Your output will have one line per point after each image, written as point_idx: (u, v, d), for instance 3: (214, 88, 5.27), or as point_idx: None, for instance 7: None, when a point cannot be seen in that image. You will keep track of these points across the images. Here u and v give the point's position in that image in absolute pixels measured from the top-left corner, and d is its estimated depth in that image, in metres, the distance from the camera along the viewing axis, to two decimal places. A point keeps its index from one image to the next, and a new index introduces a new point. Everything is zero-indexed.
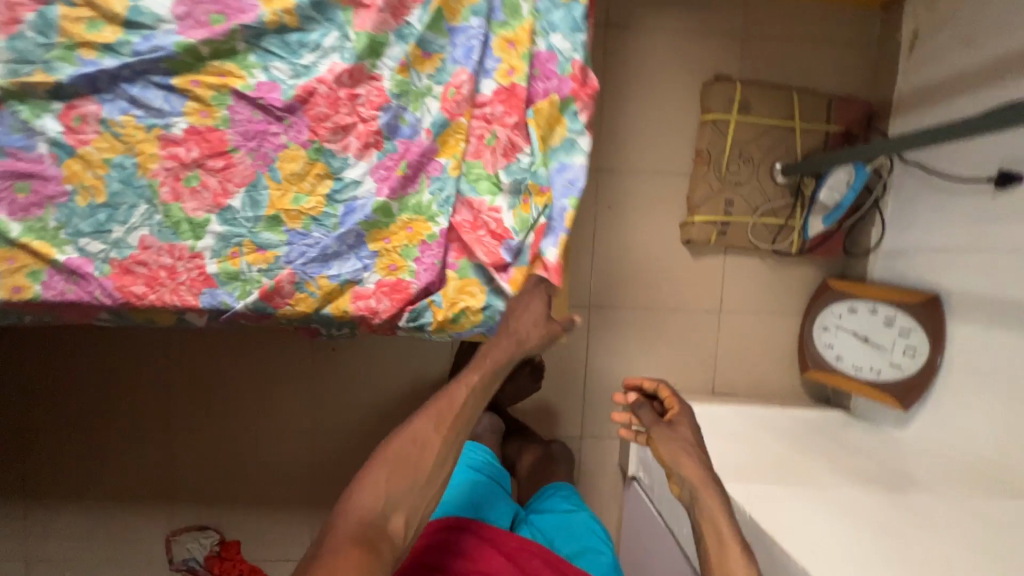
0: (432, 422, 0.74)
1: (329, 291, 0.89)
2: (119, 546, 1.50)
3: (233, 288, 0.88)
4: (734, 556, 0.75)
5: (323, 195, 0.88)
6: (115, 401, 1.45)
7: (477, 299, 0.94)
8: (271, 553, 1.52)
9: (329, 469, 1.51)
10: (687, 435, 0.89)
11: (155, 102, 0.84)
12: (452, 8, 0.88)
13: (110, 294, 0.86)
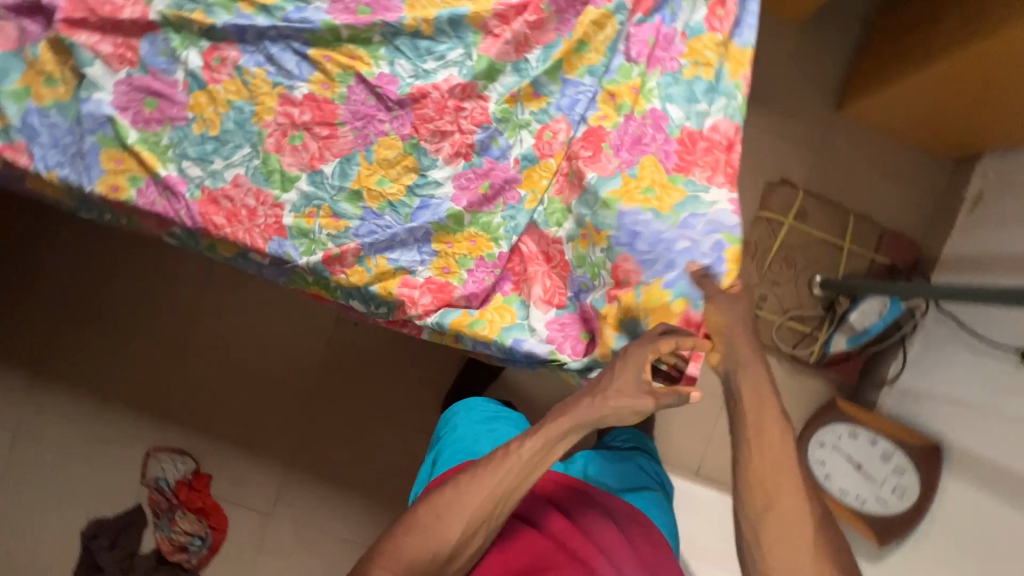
0: (465, 495, 0.75)
1: (384, 272, 0.95)
2: (97, 447, 1.52)
3: (300, 243, 0.94)
4: (770, 414, 0.73)
5: (406, 186, 0.95)
6: (148, 310, 1.54)
7: (503, 319, 0.97)
8: (237, 495, 1.54)
9: (318, 431, 1.56)
10: (742, 315, 0.83)
11: (288, 64, 0.93)
12: (572, 63, 0.95)
13: (193, 216, 0.94)
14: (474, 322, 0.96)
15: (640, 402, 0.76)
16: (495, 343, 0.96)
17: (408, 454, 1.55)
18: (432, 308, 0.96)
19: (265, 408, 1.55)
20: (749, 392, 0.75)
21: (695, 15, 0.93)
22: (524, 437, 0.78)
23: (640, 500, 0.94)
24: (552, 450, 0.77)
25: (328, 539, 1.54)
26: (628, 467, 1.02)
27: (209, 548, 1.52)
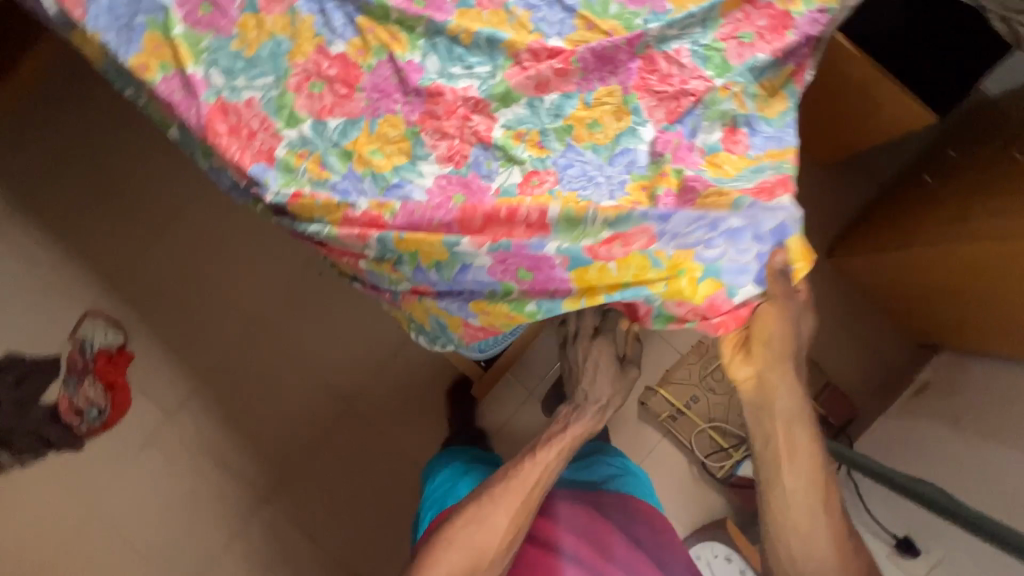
0: (504, 502, 0.90)
1: (329, 204, 0.99)
2: (45, 289, 1.59)
3: (280, 176, 1.01)
4: (801, 440, 0.91)
5: (394, 164, 1.01)
6: (143, 186, 1.61)
7: (439, 249, 0.94)
8: (149, 384, 1.59)
9: (245, 358, 1.59)
10: (796, 329, 0.91)
11: (334, 24, 1.03)
12: (581, 135, 0.99)
13: (199, 119, 1.02)
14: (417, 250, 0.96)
15: (623, 381, 1.01)
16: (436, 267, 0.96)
17: (318, 412, 1.59)
18: (372, 233, 0.97)
19: (208, 316, 1.59)
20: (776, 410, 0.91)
21: (713, 135, 0.98)
22: (545, 445, 0.95)
23: (623, 484, 1.11)
24: (564, 454, 0.95)
25: (216, 456, 1.59)
26: (597, 463, 1.15)
27: (101, 423, 1.57)
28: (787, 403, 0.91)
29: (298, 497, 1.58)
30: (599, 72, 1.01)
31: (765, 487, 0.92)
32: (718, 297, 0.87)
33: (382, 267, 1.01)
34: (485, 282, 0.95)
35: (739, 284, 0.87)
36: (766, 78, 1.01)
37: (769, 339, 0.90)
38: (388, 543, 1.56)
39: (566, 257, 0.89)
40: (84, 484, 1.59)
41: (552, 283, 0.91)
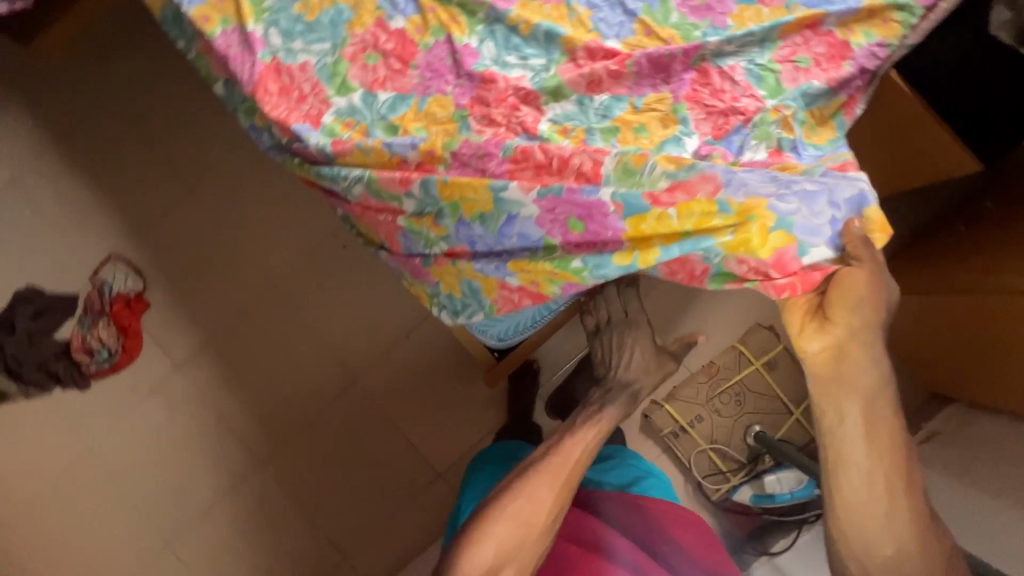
0: (553, 474, 0.94)
1: (380, 154, 1.00)
2: (72, 228, 1.61)
3: (323, 139, 1.02)
4: (883, 412, 0.83)
5: (444, 142, 0.98)
6: (179, 138, 1.62)
7: (482, 195, 0.94)
8: (161, 334, 1.61)
9: (257, 320, 1.60)
10: (879, 294, 0.83)
11: (397, 2, 1.05)
12: (627, 138, 0.98)
13: (252, 77, 1.04)
14: (460, 197, 0.96)
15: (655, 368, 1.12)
16: (478, 220, 0.96)
17: (323, 381, 1.59)
18: (415, 176, 0.97)
19: (226, 274, 1.60)
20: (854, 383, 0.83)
21: (760, 153, 0.98)
22: (587, 423, 1.03)
23: (652, 484, 1.16)
24: (602, 433, 1.02)
25: (217, 413, 1.60)
26: (623, 464, 1.20)
27: (110, 366, 1.58)
28: (868, 376, 0.83)
29: (295, 462, 1.60)
30: (652, 78, 1.01)
31: (834, 465, 0.83)
32: (787, 253, 0.83)
33: (421, 221, 1.01)
34: (529, 234, 0.94)
35: (812, 242, 0.83)
36: (814, 106, 1.01)
37: (852, 306, 0.82)
38: (377, 518, 1.58)
39: (621, 204, 0.88)
40: (86, 423, 1.60)
41: (604, 233, 0.89)
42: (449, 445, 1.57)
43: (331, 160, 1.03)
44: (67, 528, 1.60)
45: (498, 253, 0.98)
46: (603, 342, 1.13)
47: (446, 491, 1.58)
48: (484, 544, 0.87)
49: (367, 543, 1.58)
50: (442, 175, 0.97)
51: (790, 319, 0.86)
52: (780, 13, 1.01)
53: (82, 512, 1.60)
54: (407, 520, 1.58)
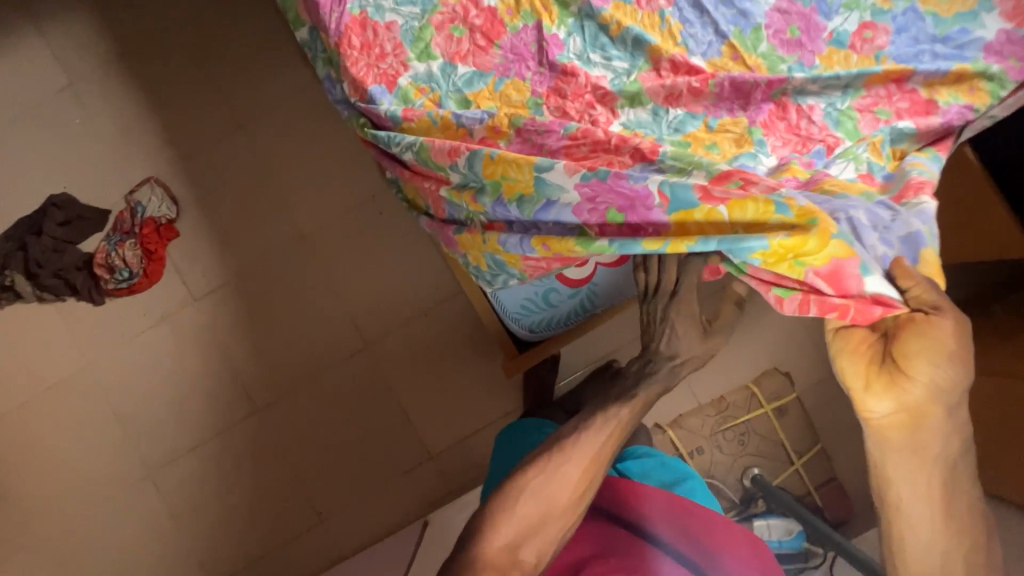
0: (575, 462, 0.85)
1: (446, 124, 0.99)
2: (117, 145, 1.61)
3: (395, 102, 1.03)
4: (960, 485, 0.70)
5: (512, 120, 0.97)
6: (236, 74, 1.61)
7: (524, 176, 0.91)
8: (184, 265, 1.60)
9: (281, 269, 1.60)
10: (965, 342, 0.68)
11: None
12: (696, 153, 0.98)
13: (338, 28, 1.05)
14: (502, 172, 0.93)
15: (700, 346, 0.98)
16: (516, 204, 0.93)
17: (334, 342, 1.59)
18: (464, 149, 0.96)
19: (259, 217, 1.60)
20: (931, 452, 0.69)
21: (847, 172, 0.95)
22: (617, 406, 0.93)
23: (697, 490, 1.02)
24: (638, 409, 0.93)
25: (223, 353, 1.59)
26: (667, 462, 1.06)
27: (128, 287, 1.58)
28: (948, 443, 0.69)
29: (290, 418, 1.59)
30: (730, 102, 1.00)
31: (895, 542, 0.72)
32: (847, 266, 0.73)
33: (460, 193, 0.99)
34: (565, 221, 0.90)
35: (873, 265, 0.74)
36: (896, 145, 0.98)
37: (935, 359, 0.68)
38: (360, 488, 1.57)
39: (667, 195, 0.81)
40: (92, 338, 1.60)
41: (645, 222, 0.83)
42: (446, 427, 1.57)
43: (396, 124, 1.02)
44: (54, 438, 1.60)
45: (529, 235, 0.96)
46: (648, 310, 0.97)
47: (433, 473, 1.57)
48: (505, 523, 0.81)
49: (346, 511, 1.57)
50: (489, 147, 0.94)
51: (852, 369, 0.73)
52: (868, 63, 1.01)
53: (72, 425, 1.60)
54: (390, 494, 1.57)
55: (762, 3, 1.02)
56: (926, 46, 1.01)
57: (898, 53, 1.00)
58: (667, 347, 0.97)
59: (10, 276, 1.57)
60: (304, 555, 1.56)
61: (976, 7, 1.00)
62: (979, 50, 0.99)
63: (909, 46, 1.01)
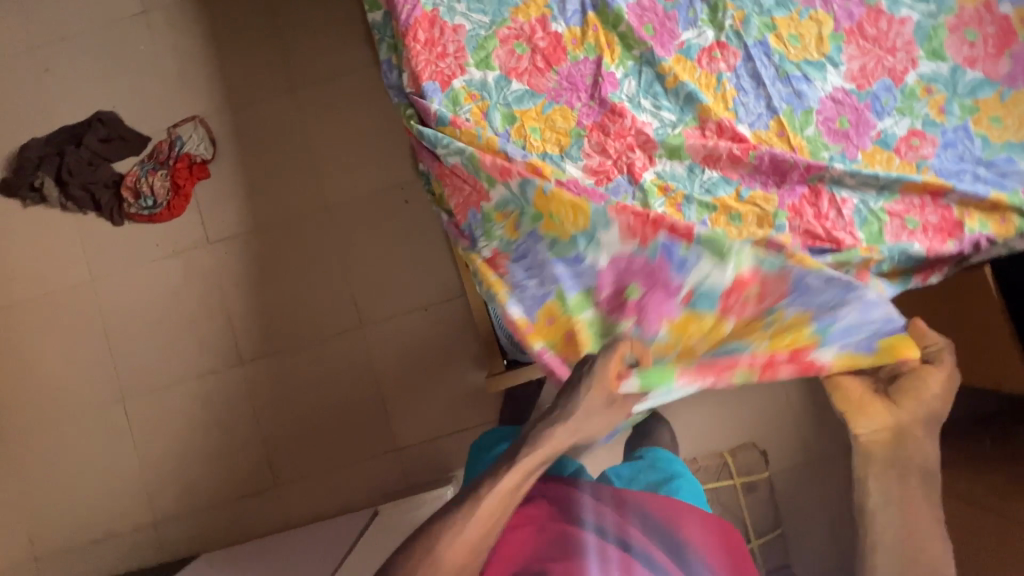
0: (452, 549, 0.82)
1: (491, 146, 1.02)
2: (173, 77, 1.65)
3: (444, 102, 1.05)
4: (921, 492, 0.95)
5: (553, 168, 1.01)
6: (301, 36, 1.64)
7: (575, 225, 0.99)
8: (207, 206, 1.63)
9: (298, 232, 1.62)
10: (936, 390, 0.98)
11: (565, 8, 1.06)
12: (717, 219, 1.01)
13: (408, 18, 1.08)
14: (548, 209, 0.99)
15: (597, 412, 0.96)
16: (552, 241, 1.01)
17: (332, 315, 1.61)
18: (516, 172, 0.99)
19: (290, 177, 1.63)
20: (905, 466, 0.96)
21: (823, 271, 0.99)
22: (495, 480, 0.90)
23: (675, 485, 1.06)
24: (510, 493, 0.89)
25: (223, 299, 1.62)
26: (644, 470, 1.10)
27: (149, 215, 1.61)
28: (920, 457, 0.97)
29: (272, 378, 1.60)
30: (766, 176, 1.02)
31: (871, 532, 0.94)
32: (807, 350, 0.97)
33: (500, 215, 1.04)
34: (586, 276, 1.00)
35: (829, 343, 0.97)
36: (901, 263, 1.02)
37: (919, 395, 0.97)
38: (321, 460, 1.58)
39: (691, 291, 0.97)
40: (104, 257, 1.63)
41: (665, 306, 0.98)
42: (418, 422, 1.57)
43: (441, 125, 1.04)
44: (44, 344, 1.62)
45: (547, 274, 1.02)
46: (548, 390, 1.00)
47: (394, 463, 1.57)
48: None
49: (305, 481, 1.58)
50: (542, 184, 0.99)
51: (848, 398, 0.99)
52: (909, 170, 1.02)
53: (63, 336, 1.62)
54: (348, 473, 1.58)
55: (819, 88, 1.03)
56: (968, 167, 1.02)
57: (940, 166, 1.02)
58: (559, 413, 0.95)
59: (40, 179, 1.60)
60: (255, 515, 1.57)
61: None
62: (1021, 181, 1.00)
63: (953, 162, 1.02)
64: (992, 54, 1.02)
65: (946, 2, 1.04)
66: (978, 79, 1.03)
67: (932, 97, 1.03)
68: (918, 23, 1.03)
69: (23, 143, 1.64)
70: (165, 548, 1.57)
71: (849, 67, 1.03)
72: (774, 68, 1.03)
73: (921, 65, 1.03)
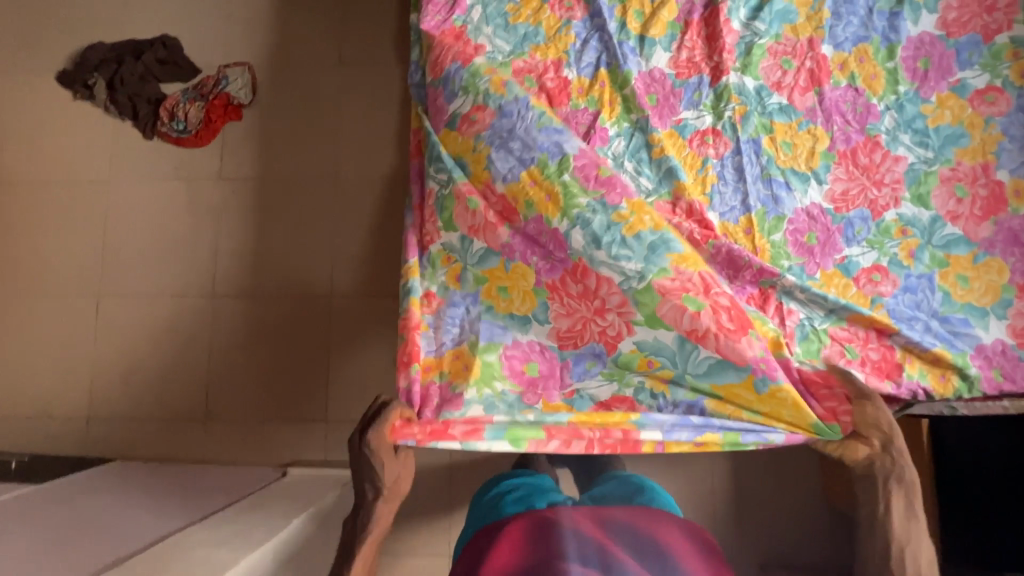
0: None
1: (480, 160, 1.05)
2: (238, 23, 1.77)
3: (467, 75, 1.08)
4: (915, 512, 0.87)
5: (525, 201, 1.02)
6: (361, 19, 1.74)
7: (519, 305, 1.04)
8: (229, 145, 1.73)
9: (302, 192, 1.70)
10: (885, 419, 0.90)
11: (583, 57, 1.11)
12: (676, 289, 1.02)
13: (438, 26, 1.15)
14: (502, 283, 1.05)
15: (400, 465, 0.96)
16: (493, 312, 1.05)
17: (307, 277, 1.67)
18: (484, 239, 1.05)
19: (311, 141, 1.72)
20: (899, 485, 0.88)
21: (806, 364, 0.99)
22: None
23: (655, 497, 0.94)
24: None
25: (216, 232, 1.71)
26: (626, 486, 0.99)
27: (177, 138, 1.72)
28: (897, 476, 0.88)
29: (236, 318, 1.67)
30: (719, 268, 1.03)
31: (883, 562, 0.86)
32: (632, 434, 0.96)
33: (446, 257, 1.09)
34: (500, 336, 1.04)
35: (650, 425, 0.96)
36: None
37: (866, 423, 0.91)
38: (254, 407, 1.64)
39: (573, 393, 1.01)
40: (126, 164, 1.75)
41: (552, 389, 1.02)
42: (353, 400, 1.62)
43: (449, 126, 1.09)
44: (48, 224, 1.74)
45: (473, 329, 1.05)
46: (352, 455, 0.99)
47: (320, 431, 1.61)
48: None
49: (231, 423, 1.64)
50: (505, 258, 1.05)
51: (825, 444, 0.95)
52: (862, 301, 1.02)
53: (67, 223, 1.74)
54: (274, 427, 1.62)
55: (797, 199, 1.05)
56: (922, 316, 1.01)
57: (894, 307, 1.02)
58: (365, 489, 0.95)
59: (95, 79, 1.74)
60: (177, 439, 1.63)
61: (988, 307, 1.00)
62: (969, 345, 0.99)
63: (908, 307, 1.02)
64: (977, 215, 1.03)
65: (945, 153, 1.05)
66: (956, 235, 1.03)
67: (904, 239, 1.03)
68: (911, 165, 1.05)
69: (91, 43, 1.78)
70: (89, 443, 1.64)
71: (831, 188, 1.05)
72: (759, 167, 1.06)
73: (903, 206, 1.04)
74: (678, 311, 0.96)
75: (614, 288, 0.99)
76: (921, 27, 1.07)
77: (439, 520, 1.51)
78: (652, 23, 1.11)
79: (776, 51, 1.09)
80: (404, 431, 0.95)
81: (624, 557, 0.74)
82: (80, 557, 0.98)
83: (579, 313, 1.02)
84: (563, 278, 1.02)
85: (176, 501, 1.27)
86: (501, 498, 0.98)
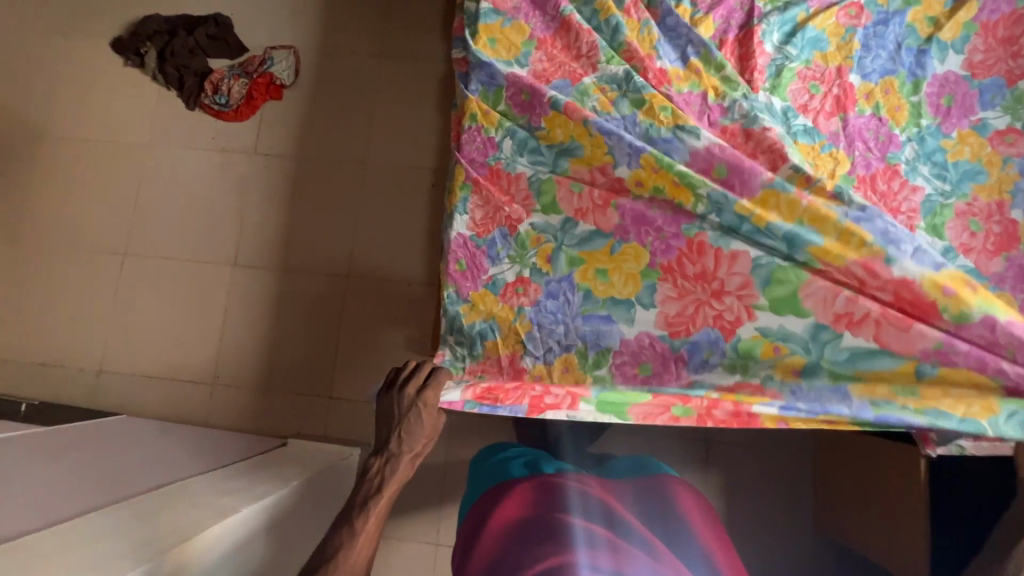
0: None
1: (598, 143, 1.09)
2: (287, 9, 1.85)
3: (576, 91, 1.13)
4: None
5: (654, 185, 1.07)
6: (404, 16, 1.81)
7: (621, 288, 1.09)
8: (266, 122, 1.79)
9: (331, 174, 1.76)
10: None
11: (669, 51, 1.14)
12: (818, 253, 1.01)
13: (543, 30, 1.17)
14: (603, 267, 1.10)
15: (434, 420, 1.06)
16: (594, 299, 1.10)
17: (327, 256, 1.71)
18: (591, 220, 1.11)
19: (345, 126, 1.78)
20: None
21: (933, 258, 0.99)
22: (360, 518, 0.92)
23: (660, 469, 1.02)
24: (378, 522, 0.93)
25: (245, 204, 1.76)
26: (631, 466, 1.04)
27: (217, 111, 1.78)
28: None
29: (254, 289, 1.71)
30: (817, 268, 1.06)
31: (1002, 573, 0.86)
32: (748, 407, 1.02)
33: (539, 237, 1.13)
34: (610, 339, 1.09)
35: (778, 399, 1.02)
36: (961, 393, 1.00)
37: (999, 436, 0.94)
38: (261, 377, 1.67)
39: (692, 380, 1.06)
40: (165, 131, 1.81)
41: (666, 379, 1.08)
42: (358, 380, 1.64)
43: (553, 109, 1.11)
44: (84, 182, 1.80)
45: (576, 326, 1.10)
46: (388, 403, 1.06)
47: (323, 407, 1.64)
48: None
49: (238, 390, 1.67)
50: (614, 240, 1.10)
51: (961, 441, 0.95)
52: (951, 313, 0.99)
53: (104, 182, 1.80)
54: (279, 399, 1.65)
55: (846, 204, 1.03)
56: None
57: None
58: (398, 439, 1.03)
59: (146, 48, 1.81)
60: (182, 401, 1.66)
61: None
62: None
63: None
64: (989, 250, 1.05)
65: (962, 187, 1.08)
66: (967, 267, 1.05)
67: None
68: (928, 196, 1.08)
69: (146, 14, 1.86)
70: (99, 396, 1.67)
71: None
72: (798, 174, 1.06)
73: (918, 233, 1.06)
74: (829, 294, 1.00)
75: (736, 267, 1.04)
76: (947, 66, 1.12)
77: (429, 507, 1.52)
78: (704, 28, 1.16)
79: (805, 76, 1.14)
80: (509, 397, 1.10)
81: (624, 516, 0.85)
82: (87, 486, 1.01)
83: (692, 295, 1.06)
84: (677, 256, 1.07)
85: (180, 454, 1.29)
86: (506, 463, 1.03)
